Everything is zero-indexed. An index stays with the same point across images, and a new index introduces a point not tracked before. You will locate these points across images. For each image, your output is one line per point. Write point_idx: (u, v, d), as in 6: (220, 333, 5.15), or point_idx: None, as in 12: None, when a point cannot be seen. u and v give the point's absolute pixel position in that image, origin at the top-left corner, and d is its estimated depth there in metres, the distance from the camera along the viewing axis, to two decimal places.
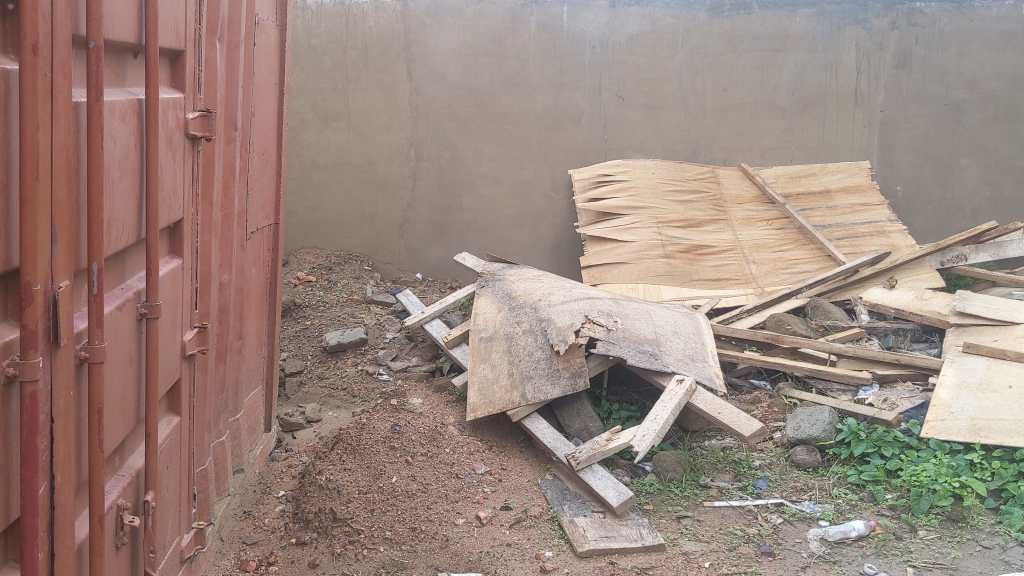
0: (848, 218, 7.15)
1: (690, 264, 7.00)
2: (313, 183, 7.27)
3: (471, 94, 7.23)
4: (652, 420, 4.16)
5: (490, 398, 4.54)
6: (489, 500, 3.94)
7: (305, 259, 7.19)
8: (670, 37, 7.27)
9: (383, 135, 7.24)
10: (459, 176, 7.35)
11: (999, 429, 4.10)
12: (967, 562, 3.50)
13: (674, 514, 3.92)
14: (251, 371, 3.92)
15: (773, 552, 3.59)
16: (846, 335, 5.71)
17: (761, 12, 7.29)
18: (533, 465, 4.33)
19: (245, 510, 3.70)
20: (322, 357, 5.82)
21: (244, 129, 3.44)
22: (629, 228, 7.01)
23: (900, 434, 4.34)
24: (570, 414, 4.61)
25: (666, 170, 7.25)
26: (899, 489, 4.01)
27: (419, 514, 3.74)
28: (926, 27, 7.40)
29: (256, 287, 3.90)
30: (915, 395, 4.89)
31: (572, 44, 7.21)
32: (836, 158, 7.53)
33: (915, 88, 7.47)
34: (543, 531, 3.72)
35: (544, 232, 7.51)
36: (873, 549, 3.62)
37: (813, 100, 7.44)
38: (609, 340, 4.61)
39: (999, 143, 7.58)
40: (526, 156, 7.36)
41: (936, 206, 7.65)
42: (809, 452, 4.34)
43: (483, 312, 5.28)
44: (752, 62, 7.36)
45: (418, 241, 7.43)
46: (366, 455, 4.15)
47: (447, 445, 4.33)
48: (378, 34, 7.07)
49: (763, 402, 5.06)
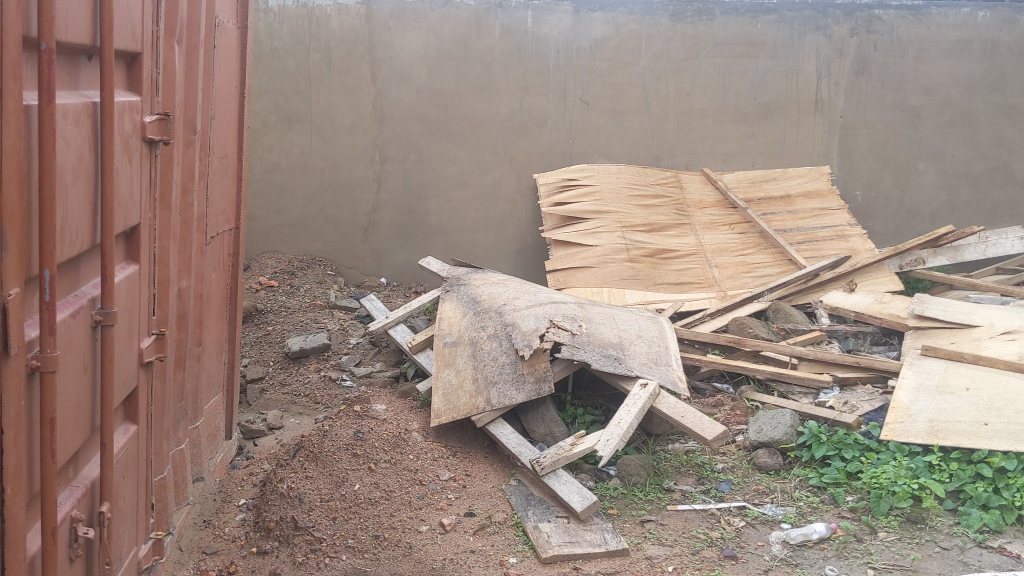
0: (809, 223, 7.22)
1: (653, 268, 7.01)
2: (275, 187, 7.23)
3: (436, 97, 7.22)
4: (616, 425, 4.16)
5: (455, 404, 4.52)
6: (453, 507, 3.92)
7: (267, 264, 7.13)
8: (633, 42, 7.31)
9: (347, 139, 7.21)
10: (423, 179, 7.32)
11: (957, 431, 4.15)
12: (926, 563, 3.54)
13: (638, 518, 3.92)
14: (211, 378, 3.87)
15: (736, 556, 3.61)
16: (808, 338, 5.76)
17: (723, 19, 7.35)
18: (498, 470, 4.31)
19: (205, 519, 3.66)
20: (283, 364, 5.76)
21: (203, 134, 3.39)
22: (594, 232, 7.02)
23: (860, 436, 4.39)
24: (535, 419, 4.61)
25: (630, 174, 7.28)
26: (860, 491, 4.05)
27: (382, 522, 3.71)
28: (885, 34, 7.49)
29: (216, 293, 3.84)
30: (875, 397, 4.94)
31: (536, 48, 7.23)
32: (797, 164, 7.60)
33: (874, 94, 7.56)
34: (508, 538, 3.71)
35: (509, 236, 7.49)
36: (835, 552, 3.65)
37: (774, 105, 7.51)
38: (574, 344, 4.61)
39: (955, 148, 7.68)
40: (492, 159, 7.35)
41: (895, 210, 7.74)
42: (770, 454, 4.38)
43: (448, 317, 5.26)
44: (715, 67, 7.41)
45: (382, 244, 7.39)
46: (328, 462, 4.12)
47: (411, 451, 4.30)
48: (342, 36, 7.06)
49: (726, 405, 5.10)
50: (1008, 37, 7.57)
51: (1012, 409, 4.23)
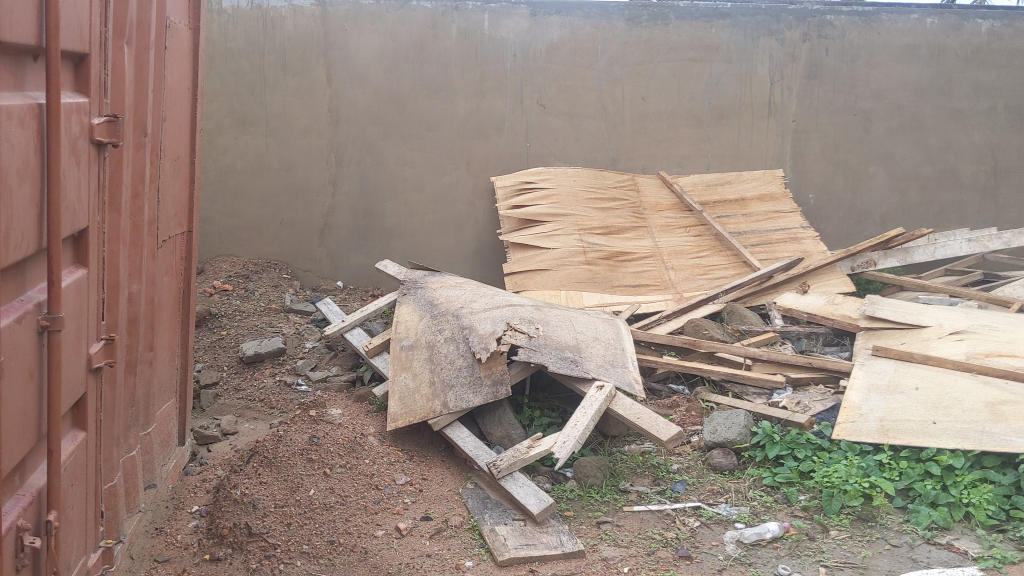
0: (763, 225, 7.31)
1: (611, 270, 7.01)
2: (229, 190, 7.16)
3: (393, 99, 7.20)
4: (573, 427, 4.17)
5: (411, 408, 4.50)
6: (410, 511, 3.90)
7: (221, 268, 7.04)
8: (589, 46, 7.35)
9: (302, 141, 7.16)
10: (380, 181, 7.28)
11: (907, 430, 4.23)
12: (876, 561, 3.59)
13: (595, 520, 3.93)
14: (163, 384, 3.81)
15: (691, 556, 3.64)
16: (762, 339, 5.82)
17: (678, 23, 7.43)
18: (455, 474, 4.30)
19: (157, 526, 3.62)
20: (238, 368, 5.68)
21: (153, 136, 3.34)
22: (551, 235, 7.03)
23: (812, 436, 4.45)
24: (492, 422, 4.61)
25: (587, 177, 7.31)
26: (812, 490, 4.10)
27: (337, 527, 3.68)
28: (836, 39, 7.61)
29: (168, 296, 3.79)
30: (827, 397, 5.01)
31: (492, 51, 7.24)
32: (751, 167, 7.69)
33: (825, 97, 7.67)
34: (464, 541, 3.70)
35: (466, 239, 7.47)
36: (788, 550, 3.69)
37: (728, 109, 7.60)
38: (531, 347, 4.60)
39: (905, 152, 7.81)
40: (449, 162, 7.33)
41: (847, 212, 7.85)
42: (725, 454, 4.42)
43: (405, 321, 5.24)
44: (670, 71, 7.49)
45: (338, 247, 7.34)
46: (283, 468, 4.08)
47: (367, 456, 4.28)
48: (297, 37, 7.02)
49: (681, 406, 5.14)
50: (955, 42, 7.72)
51: (959, 408, 4.32)
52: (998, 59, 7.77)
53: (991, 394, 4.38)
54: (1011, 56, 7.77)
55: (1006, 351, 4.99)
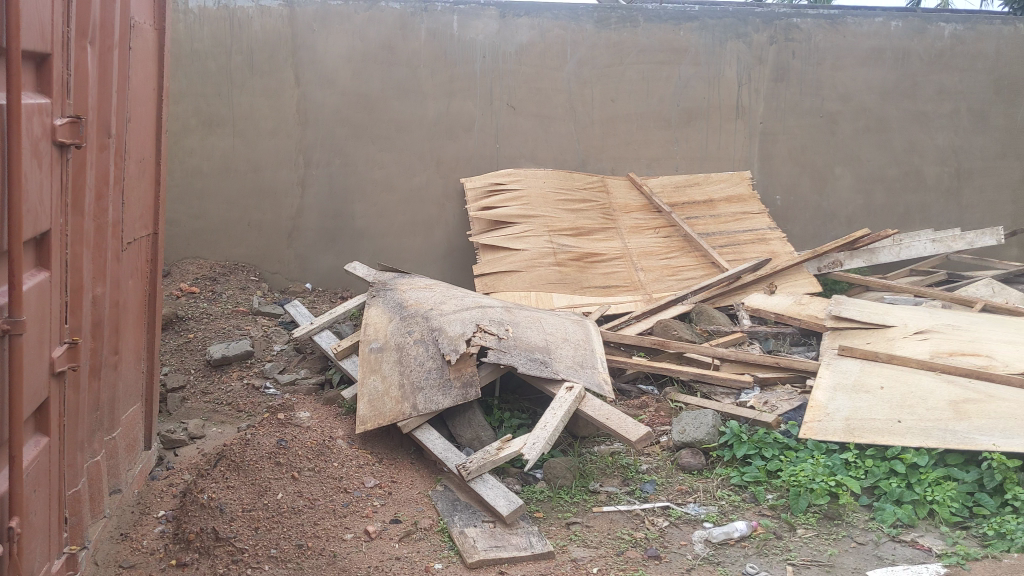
0: (731, 226, 7.36)
1: (581, 271, 7.02)
2: (196, 192, 7.10)
3: (362, 100, 7.18)
4: (542, 428, 4.17)
5: (380, 410, 4.48)
6: (379, 514, 3.89)
7: (188, 270, 6.97)
8: (559, 47, 7.36)
9: (270, 142, 7.12)
10: (349, 183, 7.25)
11: (872, 429, 4.28)
12: (842, 558, 3.63)
13: (564, 521, 3.94)
14: (129, 388, 3.77)
15: (659, 556, 3.65)
16: (730, 339, 5.86)
17: (647, 26, 7.47)
18: (424, 476, 4.29)
19: (121, 532, 3.59)
20: (205, 372, 5.63)
21: (118, 137, 3.31)
22: (521, 236, 7.02)
23: (780, 435, 4.49)
24: (462, 424, 4.60)
25: (557, 178, 7.31)
26: (779, 489, 4.14)
27: (306, 531, 3.66)
28: (803, 42, 7.68)
29: (133, 299, 3.75)
30: (794, 397, 5.05)
31: (462, 52, 7.24)
32: (719, 169, 7.74)
33: (792, 100, 7.74)
34: (433, 544, 3.69)
35: (435, 241, 7.45)
36: (755, 549, 3.72)
37: (696, 111, 7.65)
38: (500, 348, 4.60)
39: (870, 154, 7.89)
40: (418, 163, 7.31)
41: (814, 213, 7.92)
42: (693, 454, 4.45)
43: (375, 323, 5.22)
44: (639, 73, 7.52)
45: (307, 249, 7.30)
46: (250, 471, 4.05)
47: (335, 459, 4.26)
48: (265, 38, 6.98)
49: (651, 406, 5.17)
50: (919, 45, 7.82)
51: (923, 407, 4.37)
52: (961, 62, 7.87)
53: (954, 392, 4.45)
54: (974, 59, 7.88)
55: (970, 350, 5.05)
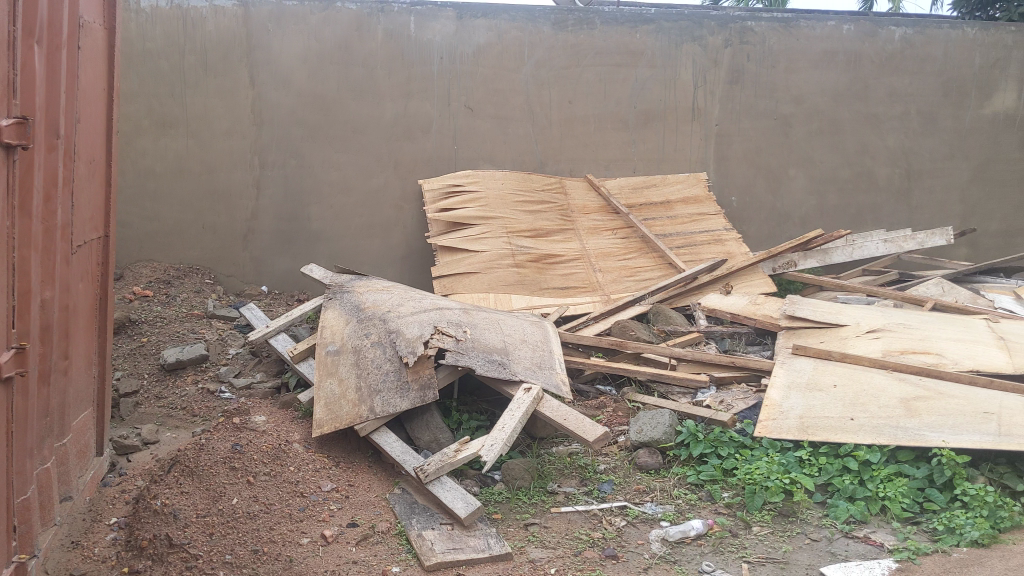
0: (687, 227, 7.43)
1: (539, 273, 7.03)
2: (149, 193, 7.00)
3: (318, 100, 7.13)
4: (500, 430, 4.17)
5: (337, 414, 4.45)
6: (335, 518, 3.86)
7: (141, 273, 6.87)
8: (516, 49, 7.37)
9: (225, 143, 7.05)
10: (305, 185, 7.19)
11: (826, 426, 4.34)
12: (797, 555, 3.67)
13: (522, 522, 3.94)
14: (79, 393, 3.71)
15: (617, 555, 3.67)
16: (686, 339, 5.90)
17: (604, 28, 7.51)
18: (381, 479, 4.27)
19: (72, 540, 3.54)
20: (158, 376, 5.55)
21: (67, 138, 3.25)
22: (479, 238, 7.00)
23: (735, 433, 4.54)
24: (420, 426, 4.58)
25: (515, 180, 7.31)
26: (735, 487, 4.18)
27: (261, 536, 3.63)
28: (757, 45, 7.77)
29: (83, 303, 3.69)
30: (749, 396, 5.10)
31: (418, 53, 7.22)
32: (676, 170, 7.81)
33: (747, 102, 7.83)
34: (391, 547, 3.68)
35: (393, 242, 7.40)
36: (711, 547, 3.76)
37: (653, 113, 7.70)
38: (458, 350, 4.59)
39: (823, 155, 8.00)
40: (375, 164, 7.27)
41: (769, 214, 8.02)
42: (650, 454, 4.47)
43: (331, 326, 5.18)
44: (596, 76, 7.55)
45: (263, 251, 7.23)
46: (205, 477, 4.00)
47: (291, 463, 4.22)
48: (219, 38, 6.91)
49: (609, 406, 5.19)
50: (871, 49, 7.93)
51: (875, 404, 4.45)
52: (911, 66, 8.00)
53: (905, 390, 4.52)
54: (924, 62, 8.02)
55: (921, 349, 5.14)
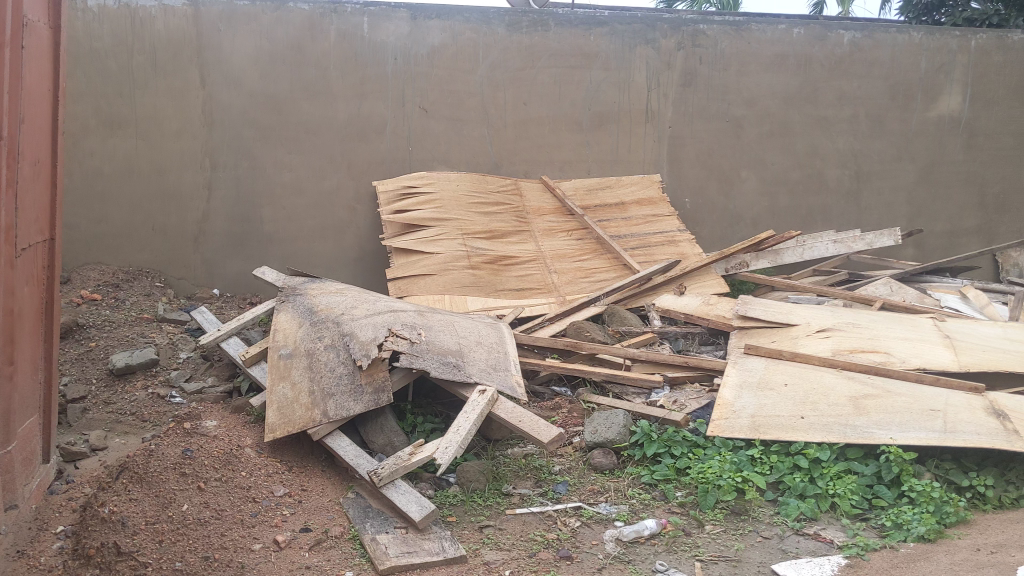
0: (641, 229, 7.48)
1: (494, 274, 7.02)
2: (98, 194, 6.89)
3: (269, 101, 7.06)
4: (455, 432, 4.16)
5: (290, 417, 4.41)
6: (288, 523, 3.83)
7: (89, 276, 6.75)
8: (470, 51, 7.37)
9: (175, 144, 6.95)
10: (257, 186, 7.12)
11: (777, 425, 4.40)
12: (749, 553, 3.71)
13: (477, 524, 3.94)
14: (24, 399, 3.64)
15: (571, 556, 3.68)
16: (641, 340, 5.94)
17: (557, 30, 7.54)
18: (335, 484, 4.24)
19: (18, 550, 3.47)
20: (107, 381, 5.45)
21: (9, 140, 3.18)
22: (434, 240, 6.97)
23: (688, 433, 4.58)
24: (374, 429, 4.56)
25: (470, 181, 7.30)
26: (688, 486, 4.21)
27: (212, 543, 3.58)
28: (709, 48, 7.85)
29: (29, 307, 3.62)
30: (702, 396, 5.15)
31: (372, 54, 7.18)
32: (630, 172, 7.86)
33: (700, 105, 7.90)
34: (344, 551, 3.65)
35: (347, 244, 7.35)
36: (665, 546, 3.78)
37: (607, 115, 7.74)
38: (412, 352, 4.57)
39: (775, 157, 8.10)
40: (329, 166, 7.22)
41: (721, 215, 8.10)
42: (605, 454, 4.49)
43: (284, 328, 5.13)
44: (550, 77, 7.57)
45: (214, 254, 7.13)
46: (154, 483, 3.93)
47: (243, 468, 4.18)
48: (168, 37, 6.82)
49: (564, 408, 5.20)
50: (820, 52, 8.05)
51: (825, 403, 4.51)
52: (860, 69, 8.13)
53: (854, 388, 4.60)
54: (872, 66, 8.15)
55: (870, 347, 5.22)
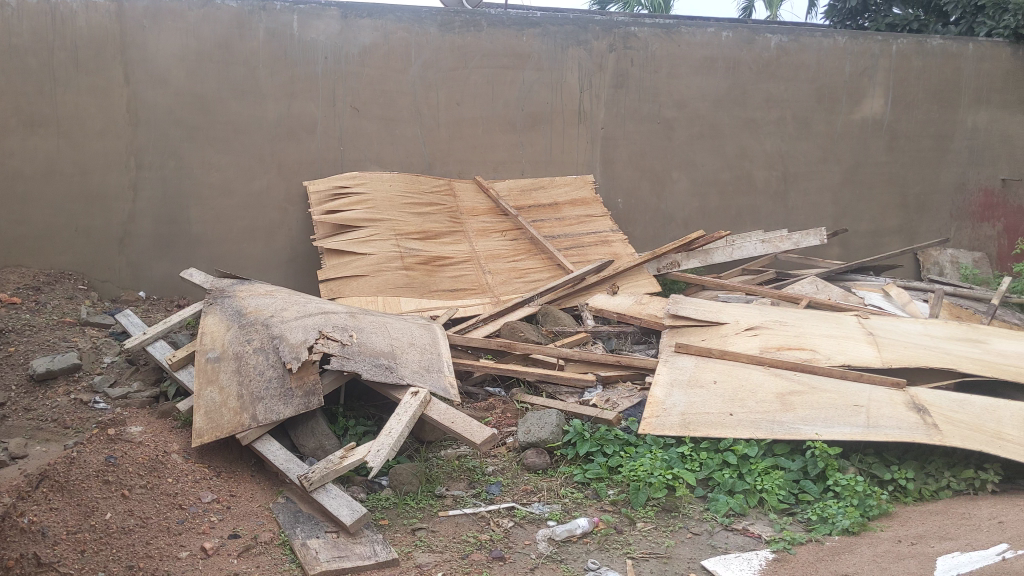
0: (575, 229, 7.53)
1: (427, 275, 6.98)
2: (18, 195, 6.68)
3: (196, 100, 6.92)
4: (386, 434, 4.12)
5: (218, 422, 4.33)
6: (216, 530, 3.75)
7: (8, 279, 6.54)
8: (402, 50, 7.33)
9: (98, 143, 6.77)
10: (184, 187, 6.97)
11: (706, 422, 4.46)
12: (678, 549, 3.76)
13: (409, 527, 3.91)
14: None
15: (504, 556, 3.68)
16: (574, 340, 5.97)
17: (490, 30, 7.54)
18: (265, 489, 4.18)
19: None
20: (27, 387, 5.28)
21: None
22: (367, 241, 6.90)
23: (620, 432, 4.62)
24: (305, 433, 4.50)
25: (403, 182, 7.26)
26: (620, 484, 4.25)
27: (136, 552, 3.51)
28: (640, 50, 7.93)
29: None
30: (634, 395, 5.21)
31: (302, 53, 7.10)
32: (563, 172, 7.91)
33: (632, 106, 7.98)
34: (274, 557, 3.60)
35: (278, 246, 7.25)
36: (597, 544, 3.81)
37: (540, 116, 7.78)
38: (344, 355, 4.52)
39: (705, 158, 8.22)
40: (258, 166, 7.11)
41: (653, 216, 8.19)
42: (538, 454, 4.50)
43: (212, 331, 5.04)
44: (483, 77, 7.57)
45: (139, 256, 6.97)
46: (75, 491, 3.84)
47: (169, 474, 4.08)
48: (90, 34, 6.65)
49: (497, 409, 5.20)
50: (748, 55, 8.19)
51: (753, 400, 4.59)
52: (786, 72, 8.29)
53: (781, 385, 4.69)
54: (798, 69, 8.33)
55: (797, 344, 5.33)
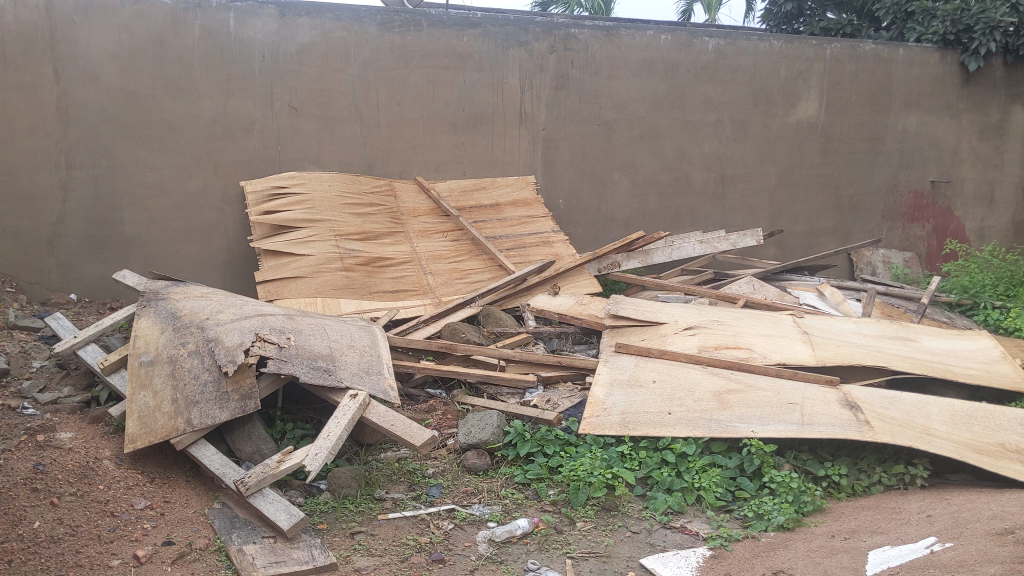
0: (516, 229, 7.54)
1: (368, 276, 6.92)
2: None
3: (130, 98, 6.78)
4: (324, 437, 4.08)
5: (152, 427, 4.24)
6: (149, 537, 3.68)
7: None
8: (341, 49, 7.26)
9: (26, 142, 6.58)
10: (117, 187, 6.82)
11: (646, 421, 4.50)
12: (617, 548, 3.79)
13: (348, 531, 3.88)
14: None
15: (443, 559, 3.67)
16: (515, 340, 5.98)
17: (430, 30, 7.51)
18: (200, 494, 4.11)
19: None
20: None
21: None
22: (305, 241, 6.82)
23: (560, 432, 4.64)
24: (241, 437, 4.43)
25: (342, 182, 7.19)
26: (560, 484, 4.27)
27: (65, 561, 3.42)
28: (580, 52, 7.96)
29: None
30: (575, 395, 5.24)
31: (238, 52, 6.99)
32: (504, 173, 7.92)
33: (572, 107, 8.02)
34: (209, 564, 3.54)
35: (215, 247, 7.14)
36: (537, 545, 3.82)
37: (481, 116, 7.77)
38: (281, 358, 4.46)
39: (644, 160, 8.30)
40: (194, 166, 6.99)
41: (594, 216, 8.25)
42: (478, 455, 4.50)
43: (145, 334, 4.93)
44: (424, 77, 7.54)
45: (70, 258, 6.80)
46: (2, 500, 3.72)
47: (101, 481, 4.00)
48: (18, 30, 6.45)
49: (438, 410, 5.18)
50: (686, 58, 8.28)
51: (691, 398, 4.64)
52: (724, 75, 8.40)
53: (718, 384, 4.75)
54: (735, 73, 8.44)
55: (734, 344, 5.41)
